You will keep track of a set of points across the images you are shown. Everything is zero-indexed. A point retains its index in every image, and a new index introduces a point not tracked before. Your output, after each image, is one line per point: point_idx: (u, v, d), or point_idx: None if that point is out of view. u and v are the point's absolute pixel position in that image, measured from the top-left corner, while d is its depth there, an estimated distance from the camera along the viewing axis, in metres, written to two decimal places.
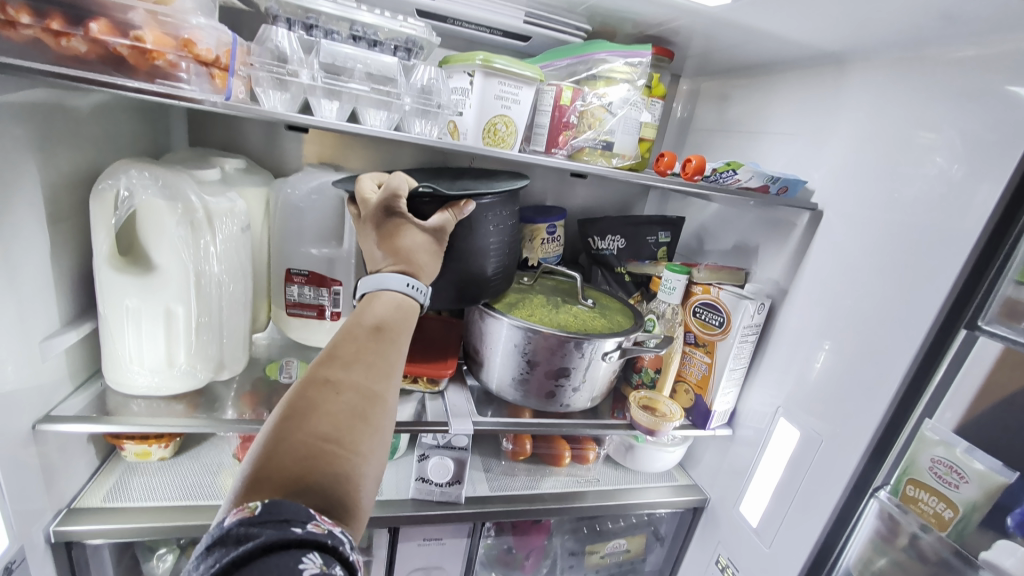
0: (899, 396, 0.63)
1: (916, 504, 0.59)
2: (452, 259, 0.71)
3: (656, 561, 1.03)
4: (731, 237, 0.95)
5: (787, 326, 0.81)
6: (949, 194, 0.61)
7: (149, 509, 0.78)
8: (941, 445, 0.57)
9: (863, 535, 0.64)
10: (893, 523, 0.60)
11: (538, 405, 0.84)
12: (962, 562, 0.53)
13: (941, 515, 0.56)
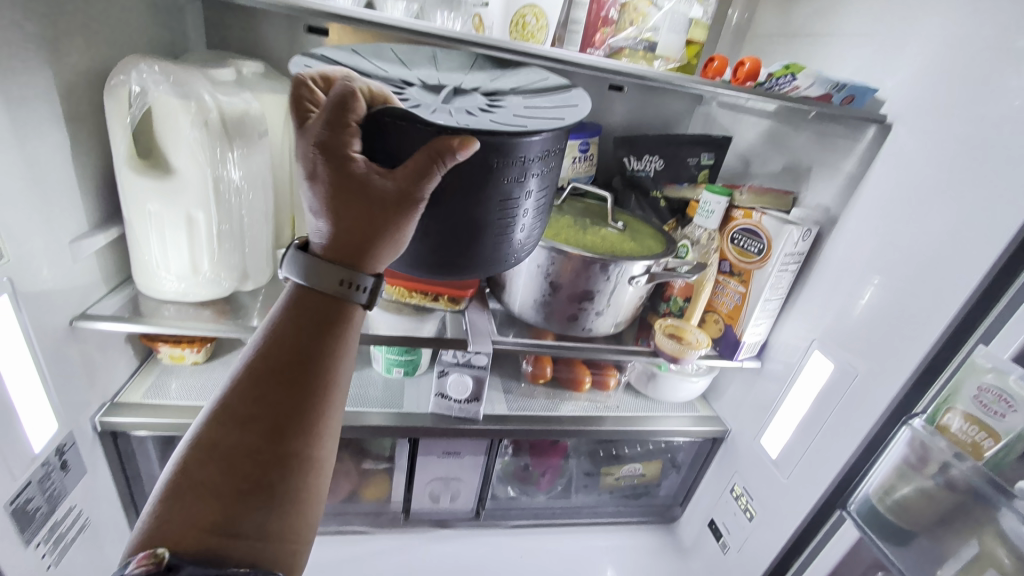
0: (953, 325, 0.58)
1: (950, 434, 0.51)
2: (453, 210, 0.49)
3: (670, 486, 1.05)
4: (780, 159, 0.86)
5: (834, 255, 0.75)
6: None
7: (186, 407, 0.82)
8: (992, 372, 0.49)
9: (887, 465, 0.54)
10: (922, 450, 0.51)
11: (560, 328, 0.82)
12: (999, 490, 0.45)
13: (980, 444, 0.48)
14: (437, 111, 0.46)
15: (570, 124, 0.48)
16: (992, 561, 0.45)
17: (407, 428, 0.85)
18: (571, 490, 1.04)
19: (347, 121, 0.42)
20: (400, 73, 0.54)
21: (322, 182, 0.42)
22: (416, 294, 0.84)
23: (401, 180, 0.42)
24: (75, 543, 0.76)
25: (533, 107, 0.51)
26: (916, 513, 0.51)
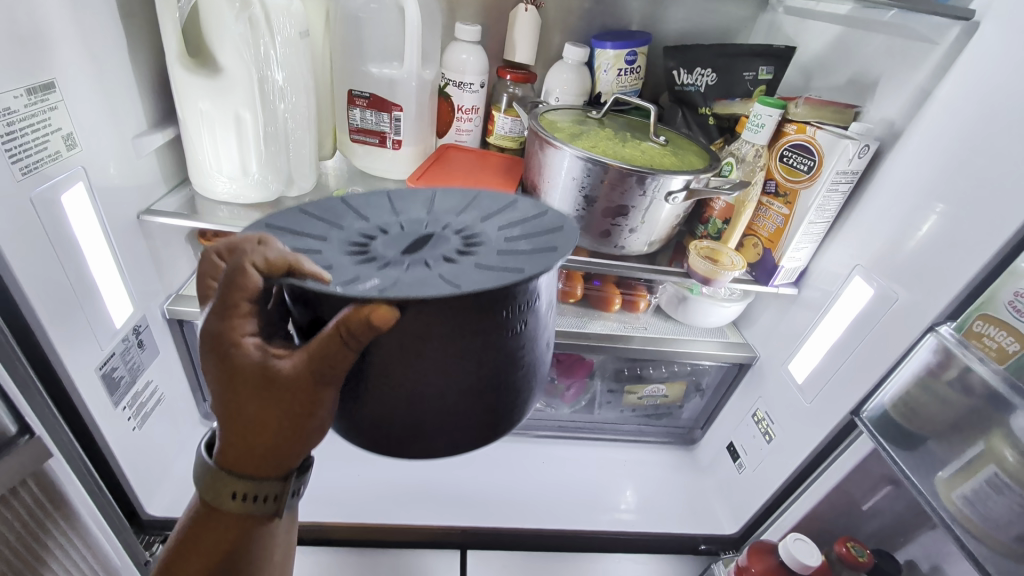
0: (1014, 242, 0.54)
1: (979, 340, 0.47)
2: (404, 403, 0.38)
3: (693, 409, 1.07)
4: (846, 71, 0.79)
5: (891, 174, 0.70)
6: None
7: None
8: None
9: (907, 376, 0.50)
10: (948, 357, 0.47)
11: (592, 245, 0.82)
12: (1016, 395, 0.41)
13: (1004, 349, 0.44)
14: (384, 270, 0.36)
15: (563, 251, 0.38)
16: (996, 459, 0.43)
17: None
18: (595, 407, 1.08)
19: (235, 301, 0.36)
20: (383, 217, 0.43)
21: (221, 374, 0.37)
22: None
23: (305, 376, 0.36)
24: (154, 413, 0.87)
25: (509, 252, 0.38)
26: (931, 418, 0.48)
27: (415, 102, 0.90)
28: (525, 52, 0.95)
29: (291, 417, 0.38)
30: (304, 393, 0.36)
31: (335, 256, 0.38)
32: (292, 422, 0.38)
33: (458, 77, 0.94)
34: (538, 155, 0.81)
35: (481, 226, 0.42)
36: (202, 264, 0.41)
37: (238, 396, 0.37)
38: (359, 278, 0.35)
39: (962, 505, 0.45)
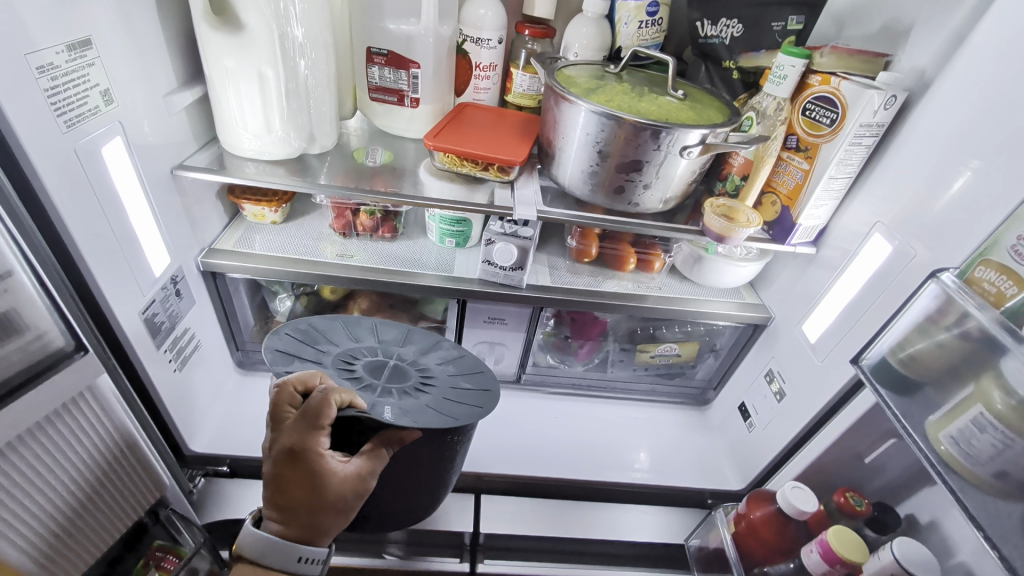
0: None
1: (978, 286, 0.45)
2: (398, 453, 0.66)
3: (706, 370, 1.08)
4: (880, 17, 0.76)
5: (918, 126, 0.67)
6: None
7: (268, 257, 0.94)
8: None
9: (906, 323, 0.48)
10: (947, 303, 0.44)
11: (605, 201, 0.83)
12: (1010, 337, 0.39)
13: (1003, 294, 0.42)
14: (384, 396, 0.64)
15: (493, 395, 0.70)
16: (983, 401, 0.41)
17: (456, 290, 0.93)
18: (608, 365, 1.09)
19: (324, 428, 0.58)
20: (348, 344, 0.72)
21: (305, 473, 0.58)
22: (467, 163, 0.87)
23: (353, 478, 0.60)
24: (192, 358, 0.94)
25: (456, 387, 0.70)
26: (926, 364, 0.46)
27: (433, 58, 0.90)
28: (544, 6, 0.94)
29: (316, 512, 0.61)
30: (341, 494, 0.60)
31: (340, 380, 0.65)
32: (317, 521, 0.61)
33: (475, 34, 0.94)
34: (553, 111, 0.81)
35: (424, 360, 0.73)
36: (279, 395, 0.60)
37: (295, 482, 0.59)
38: (377, 404, 0.62)
39: (947, 448, 0.43)
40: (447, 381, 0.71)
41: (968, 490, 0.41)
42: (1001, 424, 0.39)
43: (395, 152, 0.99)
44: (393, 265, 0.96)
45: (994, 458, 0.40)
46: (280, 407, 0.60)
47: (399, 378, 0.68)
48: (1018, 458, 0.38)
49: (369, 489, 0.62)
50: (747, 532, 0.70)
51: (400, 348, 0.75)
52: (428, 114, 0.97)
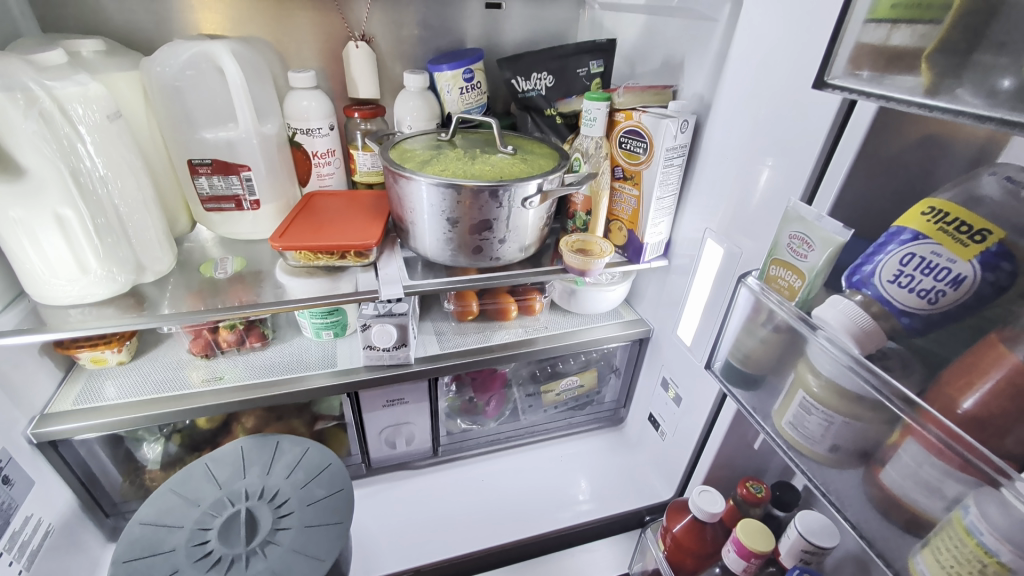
0: (815, 177, 0.55)
1: (775, 283, 0.50)
2: None
3: (612, 391, 1.11)
4: (659, 54, 0.86)
5: (712, 140, 0.77)
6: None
7: (125, 405, 0.79)
8: (797, 220, 0.48)
9: (735, 325, 0.54)
10: (758, 303, 0.51)
11: (468, 262, 0.84)
12: (805, 327, 0.44)
13: (794, 288, 0.48)
14: (249, 566, 0.68)
15: (345, 489, 0.78)
16: (802, 386, 0.47)
17: (345, 384, 0.86)
18: (520, 413, 1.10)
19: None
20: (193, 518, 0.74)
21: None
22: (322, 256, 0.83)
23: None
24: (43, 550, 0.78)
25: (313, 500, 0.77)
26: (759, 359, 0.53)
27: (262, 158, 0.88)
28: (368, 87, 0.97)
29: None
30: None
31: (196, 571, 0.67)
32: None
33: (304, 125, 0.93)
34: (396, 190, 0.81)
35: (272, 483, 0.79)
36: None
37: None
38: None
39: (789, 432, 0.49)
40: (302, 501, 0.77)
41: (810, 464, 0.47)
42: (819, 403, 0.45)
43: (249, 257, 0.94)
44: (270, 376, 0.86)
45: (825, 435, 0.45)
46: None
47: (255, 528, 0.72)
48: (840, 430, 0.44)
49: None
50: (675, 548, 0.72)
51: (246, 482, 0.79)
52: (273, 212, 0.93)
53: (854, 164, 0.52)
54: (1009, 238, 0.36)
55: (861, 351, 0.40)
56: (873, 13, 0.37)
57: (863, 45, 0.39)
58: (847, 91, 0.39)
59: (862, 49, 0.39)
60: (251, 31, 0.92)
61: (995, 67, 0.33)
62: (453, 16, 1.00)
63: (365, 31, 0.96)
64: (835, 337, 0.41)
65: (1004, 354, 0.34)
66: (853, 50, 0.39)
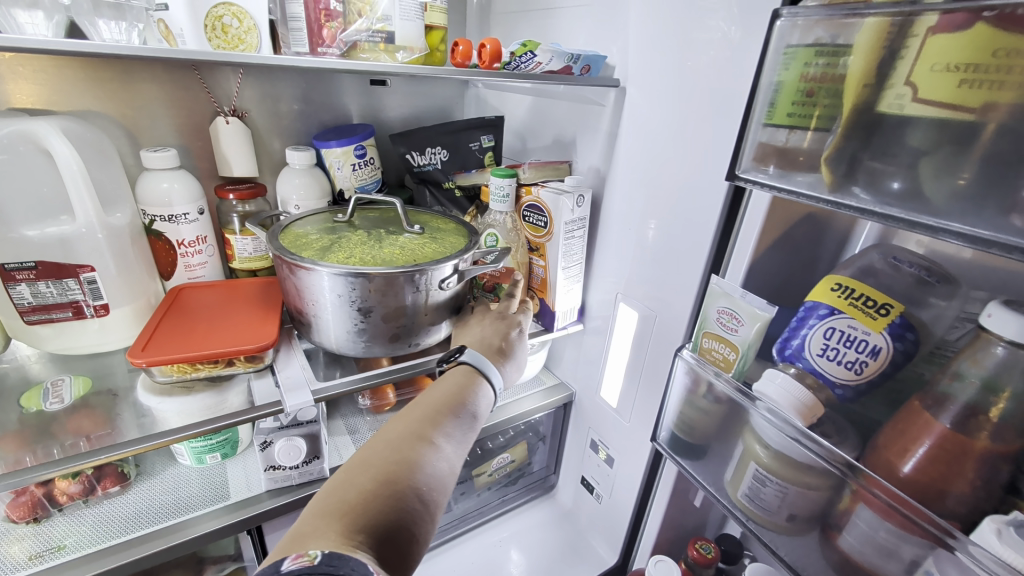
0: (716, 243, 0.65)
1: (709, 355, 0.55)
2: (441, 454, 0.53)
3: (542, 458, 1.09)
4: (549, 132, 0.91)
5: (612, 210, 0.81)
6: (719, 52, 0.60)
7: None
8: (724, 295, 0.54)
9: (676, 399, 0.60)
10: (695, 375, 0.57)
11: (385, 351, 0.76)
12: (747, 399, 0.50)
13: (728, 358, 0.53)
14: None
15: None
16: (753, 458, 0.52)
17: (244, 521, 0.71)
18: (452, 502, 1.01)
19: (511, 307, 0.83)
20: None
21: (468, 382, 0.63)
22: (201, 366, 0.69)
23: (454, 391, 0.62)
24: None
25: None
26: (703, 429, 0.59)
27: (111, 254, 0.72)
28: (243, 166, 0.87)
29: (416, 492, 0.48)
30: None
31: None
32: (409, 542, 0.45)
33: (164, 211, 0.79)
34: (293, 281, 0.72)
35: None
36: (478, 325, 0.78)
37: (427, 508, 0.48)
38: None
39: (745, 502, 0.54)
40: None
41: (765, 531, 0.53)
42: (773, 475, 0.51)
43: (95, 375, 0.76)
44: (138, 528, 0.68)
45: (781, 505, 0.51)
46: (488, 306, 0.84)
47: None
48: (794, 499, 0.50)
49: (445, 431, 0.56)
50: None
51: None
52: (128, 317, 0.76)
53: (758, 241, 0.58)
54: (906, 311, 0.46)
55: (804, 424, 0.45)
56: (767, 118, 0.47)
57: (765, 145, 0.47)
58: (756, 184, 0.48)
59: (763, 147, 0.48)
60: (88, 106, 0.77)
61: (886, 171, 0.41)
62: (332, 93, 0.95)
63: (235, 106, 0.87)
64: (776, 409, 0.47)
65: (932, 422, 0.43)
66: (756, 149, 0.48)
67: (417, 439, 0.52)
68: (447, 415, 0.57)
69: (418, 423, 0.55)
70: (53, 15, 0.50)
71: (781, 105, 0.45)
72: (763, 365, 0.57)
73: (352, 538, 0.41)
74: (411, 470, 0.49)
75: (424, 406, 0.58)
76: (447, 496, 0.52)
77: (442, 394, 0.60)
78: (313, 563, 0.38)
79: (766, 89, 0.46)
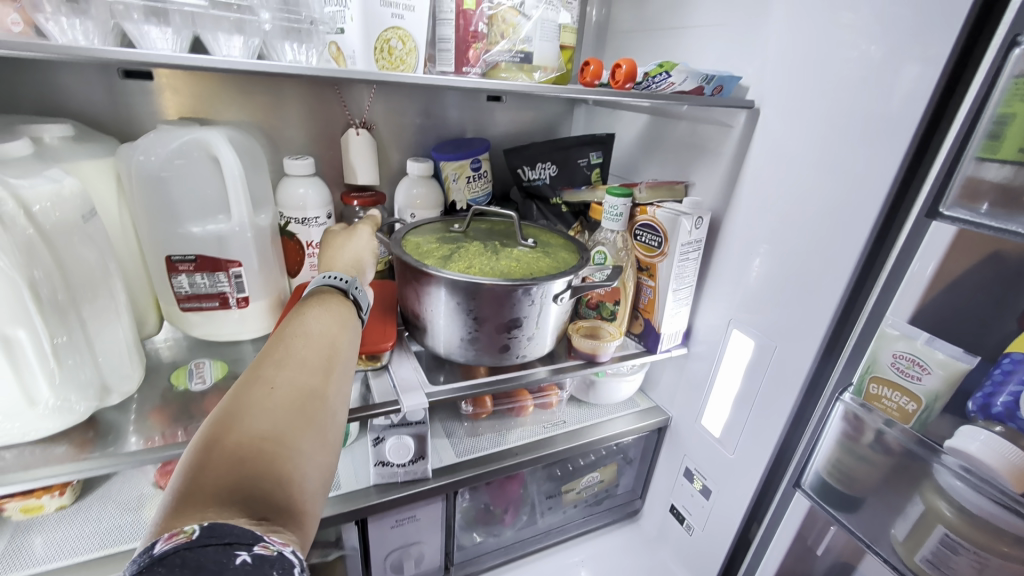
0: (854, 277, 0.62)
1: (878, 402, 0.56)
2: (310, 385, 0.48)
3: (627, 482, 1.07)
4: (665, 152, 0.90)
5: (731, 233, 0.78)
6: (873, 73, 0.58)
7: (65, 569, 0.62)
8: (902, 340, 0.55)
9: (830, 445, 0.61)
10: (857, 423, 0.58)
11: (492, 361, 0.78)
12: (928, 450, 0.51)
13: (904, 409, 0.54)
14: None
15: None
16: (940, 520, 0.52)
17: (353, 512, 0.75)
18: (537, 515, 1.01)
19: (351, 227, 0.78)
20: None
21: (332, 309, 0.58)
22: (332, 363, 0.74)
23: (320, 317, 0.56)
24: None
25: None
26: (863, 482, 0.59)
27: (255, 252, 0.78)
28: (367, 174, 0.92)
29: (258, 432, 0.42)
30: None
31: None
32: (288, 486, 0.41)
33: (299, 214, 0.86)
34: (414, 287, 0.75)
35: None
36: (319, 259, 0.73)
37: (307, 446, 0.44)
38: None
39: (924, 568, 0.54)
40: None
41: None
42: (961, 539, 0.50)
43: (230, 360, 0.83)
44: None
45: None
46: (590, 326, 0.87)
47: None
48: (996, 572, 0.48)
49: (319, 363, 0.50)
50: None
51: None
52: (263, 310, 0.82)
53: (934, 279, 0.55)
54: None
55: (1014, 488, 0.45)
56: (982, 151, 0.46)
57: (979, 179, 0.46)
58: (961, 220, 0.47)
59: (972, 182, 0.46)
60: (238, 115, 0.85)
61: None
62: (447, 107, 0.99)
63: (365, 118, 0.93)
64: (967, 466, 0.48)
65: None
66: (963, 186, 0.47)
67: (282, 378, 0.47)
68: (292, 350, 0.50)
69: (282, 361, 0.48)
70: (249, 39, 0.53)
71: (1010, 141, 0.44)
72: (954, 422, 0.53)
73: (205, 515, 0.36)
74: (275, 412, 0.44)
75: (288, 337, 0.52)
76: (332, 422, 0.48)
77: (304, 322, 0.54)
78: (191, 538, 0.35)
79: (985, 122, 0.45)
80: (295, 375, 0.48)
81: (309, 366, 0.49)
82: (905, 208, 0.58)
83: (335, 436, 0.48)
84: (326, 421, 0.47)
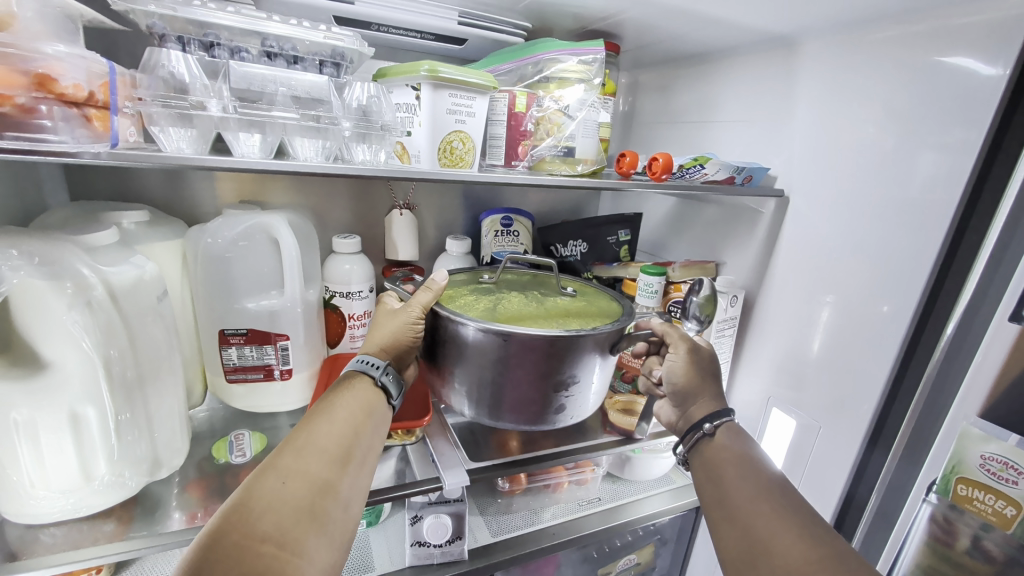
0: (897, 362, 0.63)
1: (971, 503, 0.57)
2: (317, 480, 0.51)
3: (664, 565, 1.02)
4: (693, 231, 0.94)
5: (766, 312, 0.80)
6: (888, 163, 0.63)
7: None
8: (990, 441, 0.55)
9: (917, 539, 0.62)
10: (951, 526, 0.58)
11: (542, 423, 0.71)
12: None
13: (1002, 513, 0.54)
14: None
15: None
16: None
17: None
18: None
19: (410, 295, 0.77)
20: None
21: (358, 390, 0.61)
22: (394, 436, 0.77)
23: (343, 401, 0.59)
24: None
25: None
26: None
27: (303, 326, 0.81)
28: (408, 251, 0.96)
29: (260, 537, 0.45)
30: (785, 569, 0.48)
31: None
32: None
33: (343, 288, 0.90)
34: (454, 347, 0.68)
35: None
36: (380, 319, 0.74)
37: (305, 547, 0.47)
38: None
39: None
40: None
41: None
42: None
43: (269, 432, 0.83)
44: None
45: None
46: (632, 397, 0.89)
47: None
48: None
49: (331, 454, 0.53)
50: None
51: None
52: (305, 381, 0.84)
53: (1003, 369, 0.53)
54: None
55: None
56: None
57: None
58: None
59: None
60: (292, 198, 0.92)
61: None
62: (483, 188, 1.06)
63: (409, 199, 0.99)
64: None
65: None
66: None
67: (292, 470, 0.50)
68: (309, 437, 0.54)
69: (295, 449, 0.52)
70: (327, 143, 0.58)
71: None
72: None
73: None
74: (278, 508, 0.47)
75: (309, 423, 0.55)
76: (340, 517, 0.51)
77: (327, 407, 0.58)
78: None
79: None
80: (307, 467, 0.51)
81: (319, 458, 0.52)
82: (944, 297, 0.60)
83: (342, 531, 0.51)
84: (331, 516, 0.50)
